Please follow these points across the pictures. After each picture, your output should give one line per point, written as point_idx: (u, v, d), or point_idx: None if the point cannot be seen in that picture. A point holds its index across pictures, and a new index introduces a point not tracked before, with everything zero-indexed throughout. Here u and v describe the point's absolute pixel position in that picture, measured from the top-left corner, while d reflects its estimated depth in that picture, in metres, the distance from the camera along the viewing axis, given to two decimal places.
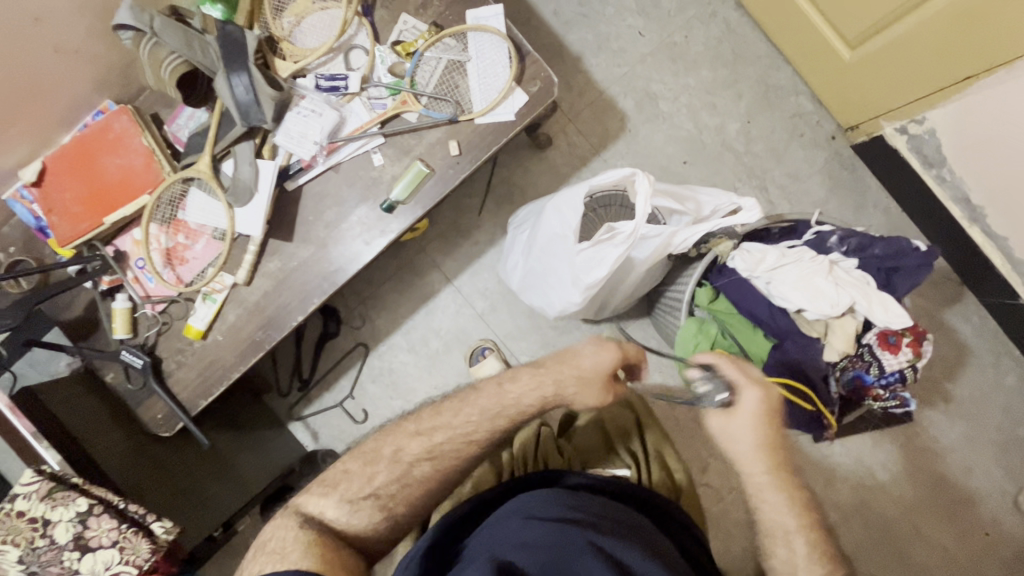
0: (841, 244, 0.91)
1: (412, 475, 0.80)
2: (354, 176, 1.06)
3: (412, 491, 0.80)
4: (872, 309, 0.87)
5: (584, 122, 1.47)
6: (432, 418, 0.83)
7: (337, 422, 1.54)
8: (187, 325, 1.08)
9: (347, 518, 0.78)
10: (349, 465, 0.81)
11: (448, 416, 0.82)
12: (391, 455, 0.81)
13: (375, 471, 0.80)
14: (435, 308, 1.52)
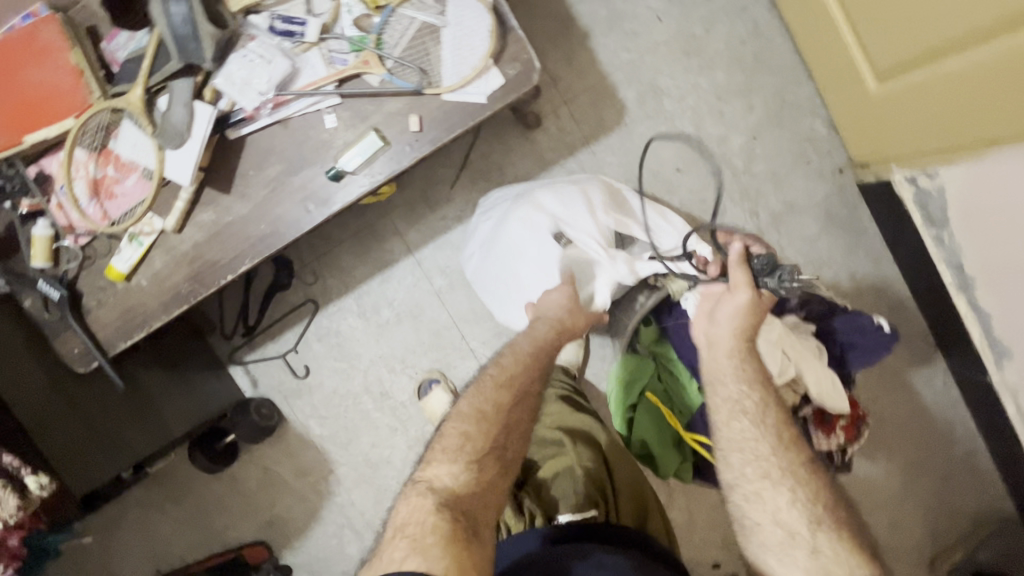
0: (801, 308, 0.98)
1: (513, 420, 0.86)
2: (302, 135, 0.97)
3: (507, 442, 0.84)
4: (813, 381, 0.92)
5: (578, 106, 1.35)
6: (507, 371, 0.90)
7: (278, 373, 1.51)
8: (108, 266, 1.02)
9: (462, 480, 0.79)
10: (463, 429, 0.84)
11: (523, 369, 0.91)
12: (493, 410, 0.86)
13: (487, 427, 0.84)
14: (392, 277, 1.46)
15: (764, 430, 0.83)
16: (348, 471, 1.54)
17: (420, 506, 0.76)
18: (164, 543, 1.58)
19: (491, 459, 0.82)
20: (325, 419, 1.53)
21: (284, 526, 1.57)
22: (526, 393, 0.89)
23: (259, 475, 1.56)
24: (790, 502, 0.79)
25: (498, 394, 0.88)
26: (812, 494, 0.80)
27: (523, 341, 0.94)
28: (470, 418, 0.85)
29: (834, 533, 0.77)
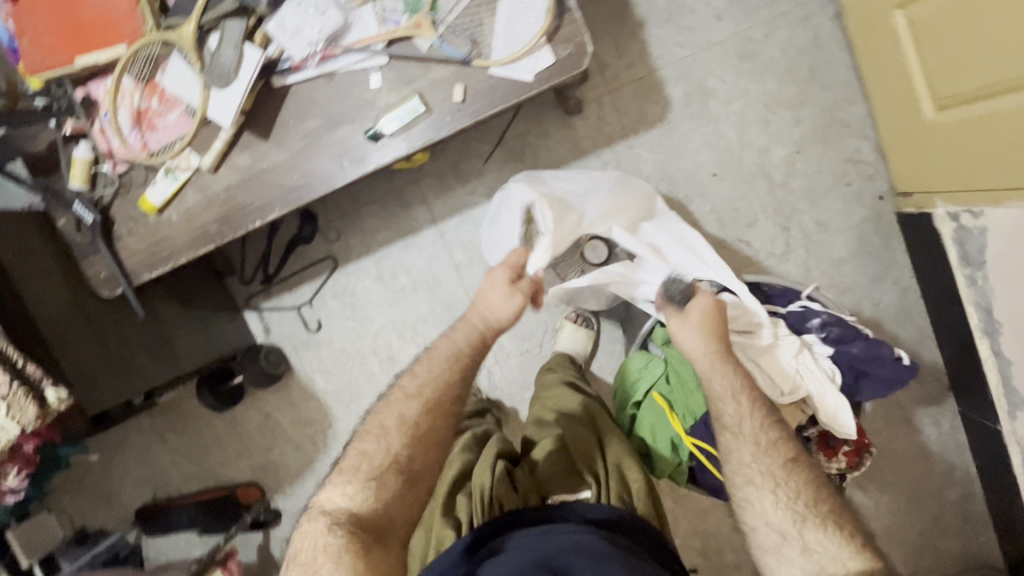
0: (820, 329, 0.96)
1: (418, 430, 0.86)
2: (346, 91, 0.97)
3: (411, 454, 0.85)
4: (824, 403, 0.92)
5: (621, 98, 1.33)
6: (414, 378, 0.90)
7: (291, 324, 1.54)
8: (141, 197, 1.04)
9: (361, 501, 0.82)
10: (365, 447, 0.85)
11: (428, 372, 0.90)
12: (396, 422, 0.86)
13: (390, 440, 0.85)
14: (413, 245, 1.47)
15: (741, 439, 0.84)
16: (347, 428, 1.57)
17: (313, 530, 0.80)
18: (163, 471, 1.65)
19: (392, 474, 0.83)
20: (330, 374, 1.55)
21: (279, 471, 1.62)
22: (441, 402, 0.89)
23: (260, 419, 1.60)
24: (772, 503, 0.81)
25: (406, 405, 0.88)
26: (794, 492, 0.81)
27: (440, 346, 0.93)
28: (370, 435, 0.86)
29: (825, 528, 0.78)
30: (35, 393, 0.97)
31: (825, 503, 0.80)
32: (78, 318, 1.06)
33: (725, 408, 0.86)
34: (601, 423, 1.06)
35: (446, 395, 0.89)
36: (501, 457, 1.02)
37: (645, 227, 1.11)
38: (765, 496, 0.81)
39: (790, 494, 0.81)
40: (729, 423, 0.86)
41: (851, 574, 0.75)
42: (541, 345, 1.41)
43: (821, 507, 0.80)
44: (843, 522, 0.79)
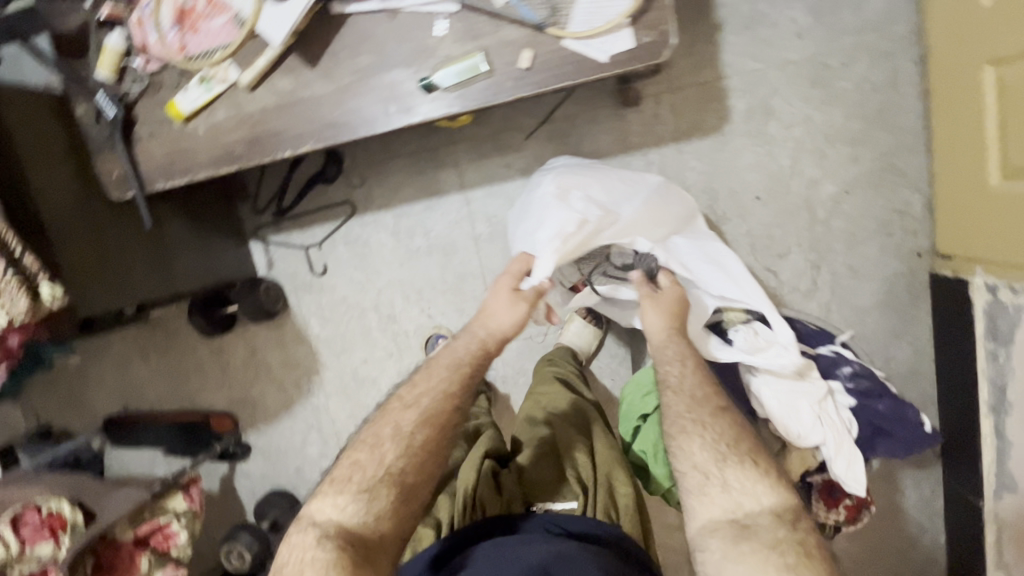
0: (849, 378, 0.95)
1: (414, 443, 0.86)
2: (407, 32, 0.91)
3: (406, 465, 0.85)
4: (837, 456, 0.90)
5: (681, 100, 1.27)
6: (412, 390, 0.91)
7: (296, 262, 1.49)
8: (171, 101, 0.97)
9: (355, 514, 0.82)
10: (359, 457, 0.86)
11: (423, 383, 0.91)
12: (392, 432, 0.87)
13: (384, 452, 0.86)
14: (437, 207, 1.42)
15: (678, 395, 0.86)
16: (334, 378, 1.55)
17: (304, 541, 0.80)
18: (139, 386, 1.62)
19: (385, 487, 0.83)
20: (326, 321, 1.51)
21: (256, 408, 1.60)
22: (438, 414, 0.89)
23: (247, 352, 1.57)
24: (699, 445, 0.81)
25: (402, 415, 0.88)
26: (719, 434, 0.81)
27: (441, 356, 0.93)
28: (364, 446, 0.87)
29: (744, 466, 0.79)
30: (28, 284, 0.91)
31: (754, 448, 0.81)
32: (84, 219, 1.01)
33: (670, 373, 0.88)
34: (594, 427, 1.04)
35: (443, 406, 0.89)
36: (488, 457, 1.00)
37: (678, 241, 1.02)
38: (694, 437, 0.81)
39: (719, 438, 0.81)
40: (673, 384, 0.87)
41: (764, 509, 0.76)
42: (545, 335, 1.38)
43: (742, 448, 0.80)
44: (765, 465, 0.79)
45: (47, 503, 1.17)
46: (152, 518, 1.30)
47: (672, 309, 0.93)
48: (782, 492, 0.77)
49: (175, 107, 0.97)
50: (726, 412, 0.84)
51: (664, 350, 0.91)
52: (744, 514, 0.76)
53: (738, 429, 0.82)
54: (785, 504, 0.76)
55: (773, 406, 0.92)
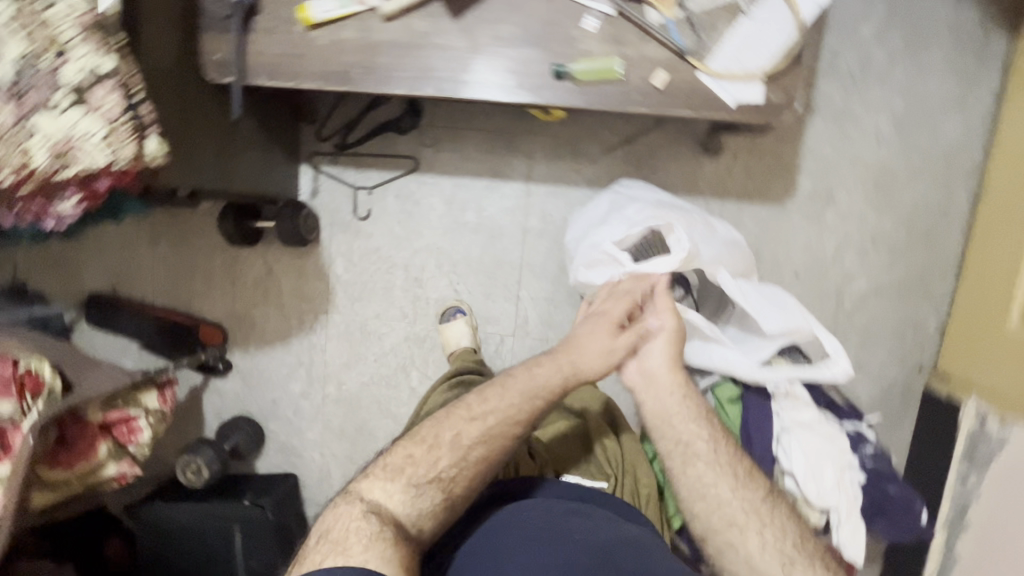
0: (868, 456, 1.02)
1: (468, 456, 0.92)
2: (555, 17, 0.93)
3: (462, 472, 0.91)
4: (842, 522, 0.97)
5: (755, 163, 1.34)
6: (481, 404, 0.96)
7: (341, 200, 1.47)
8: (303, 5, 0.96)
9: (405, 505, 0.88)
10: (411, 452, 0.92)
11: (493, 401, 0.95)
12: (450, 438, 0.93)
13: (438, 455, 0.91)
14: (497, 190, 1.42)
15: (711, 458, 0.94)
16: (341, 323, 1.53)
17: (349, 514, 0.85)
18: (138, 271, 1.57)
19: (433, 489, 0.89)
20: (352, 266, 1.50)
21: (251, 329, 1.56)
22: (497, 435, 0.94)
23: (261, 272, 1.53)
24: (758, 547, 0.89)
25: (466, 427, 0.94)
26: (781, 533, 0.90)
27: (516, 379, 0.97)
28: (421, 443, 0.93)
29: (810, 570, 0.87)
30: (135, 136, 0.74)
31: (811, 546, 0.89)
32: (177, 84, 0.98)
33: (682, 426, 0.97)
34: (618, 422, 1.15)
35: (505, 431, 0.94)
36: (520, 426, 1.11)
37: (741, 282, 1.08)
38: (755, 534, 0.90)
39: (773, 533, 0.90)
40: (704, 455, 0.95)
41: None
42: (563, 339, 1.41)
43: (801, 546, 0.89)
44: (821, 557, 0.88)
45: (26, 360, 1.09)
46: (123, 408, 1.24)
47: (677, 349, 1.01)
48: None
49: (306, 11, 0.96)
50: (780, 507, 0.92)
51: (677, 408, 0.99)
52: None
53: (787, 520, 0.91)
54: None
55: (799, 463, 0.98)
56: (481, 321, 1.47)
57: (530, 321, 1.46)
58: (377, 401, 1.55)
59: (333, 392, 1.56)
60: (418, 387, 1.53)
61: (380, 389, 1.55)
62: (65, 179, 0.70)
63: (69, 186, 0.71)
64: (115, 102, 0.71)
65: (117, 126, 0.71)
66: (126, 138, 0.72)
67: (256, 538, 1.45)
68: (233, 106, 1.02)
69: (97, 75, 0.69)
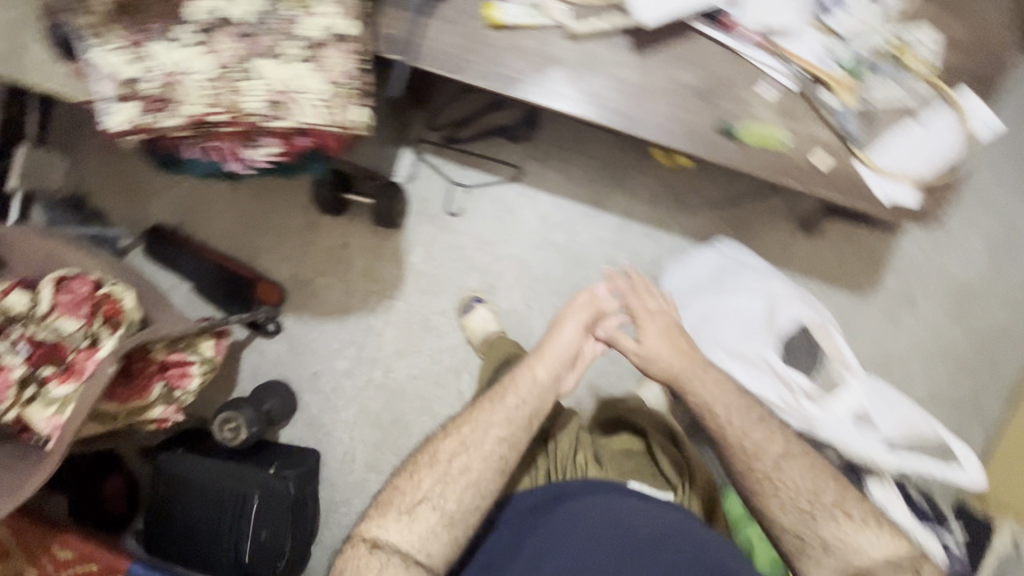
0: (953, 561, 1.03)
1: (450, 468, 0.91)
2: (736, 78, 0.94)
3: (461, 492, 0.90)
4: None
5: (848, 250, 1.37)
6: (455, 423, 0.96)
7: (436, 191, 1.45)
8: (490, 3, 0.95)
9: (405, 534, 0.87)
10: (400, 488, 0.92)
11: (468, 418, 0.96)
12: (431, 461, 0.93)
13: (420, 476, 0.92)
14: (594, 218, 1.43)
15: None
16: (404, 311, 1.50)
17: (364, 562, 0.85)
18: (208, 213, 1.53)
19: (425, 508, 0.89)
20: (430, 257, 1.48)
21: (310, 296, 1.53)
22: (474, 441, 0.93)
23: (336, 243, 1.51)
24: (779, 507, 0.90)
25: (444, 443, 0.94)
26: (797, 490, 0.90)
27: (487, 401, 0.97)
28: (407, 476, 0.93)
29: (834, 522, 0.88)
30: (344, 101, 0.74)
31: (854, 503, 0.89)
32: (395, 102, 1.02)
33: (704, 389, 0.98)
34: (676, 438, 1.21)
35: (483, 438, 0.93)
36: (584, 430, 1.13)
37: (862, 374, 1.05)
38: (785, 496, 0.90)
39: (801, 488, 0.90)
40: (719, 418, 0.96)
41: None
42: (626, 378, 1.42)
43: (822, 499, 0.90)
44: (859, 513, 0.88)
45: (111, 284, 1.07)
46: (183, 350, 1.21)
47: (671, 331, 1.04)
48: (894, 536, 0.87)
49: (495, 10, 0.95)
50: (800, 457, 0.92)
51: (688, 380, 1.00)
52: (850, 558, 0.86)
53: (816, 478, 0.91)
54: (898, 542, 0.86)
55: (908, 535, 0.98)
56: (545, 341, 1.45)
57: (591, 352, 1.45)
58: (421, 397, 1.52)
59: (377, 376, 1.53)
60: (465, 393, 1.50)
61: (427, 385, 1.52)
62: (276, 128, 0.71)
63: (271, 134, 0.73)
64: (345, 64, 0.74)
65: (343, 89, 0.73)
66: (347, 101, 0.72)
67: (271, 508, 1.38)
68: (391, 87, 1.00)
69: (333, 35, 0.73)
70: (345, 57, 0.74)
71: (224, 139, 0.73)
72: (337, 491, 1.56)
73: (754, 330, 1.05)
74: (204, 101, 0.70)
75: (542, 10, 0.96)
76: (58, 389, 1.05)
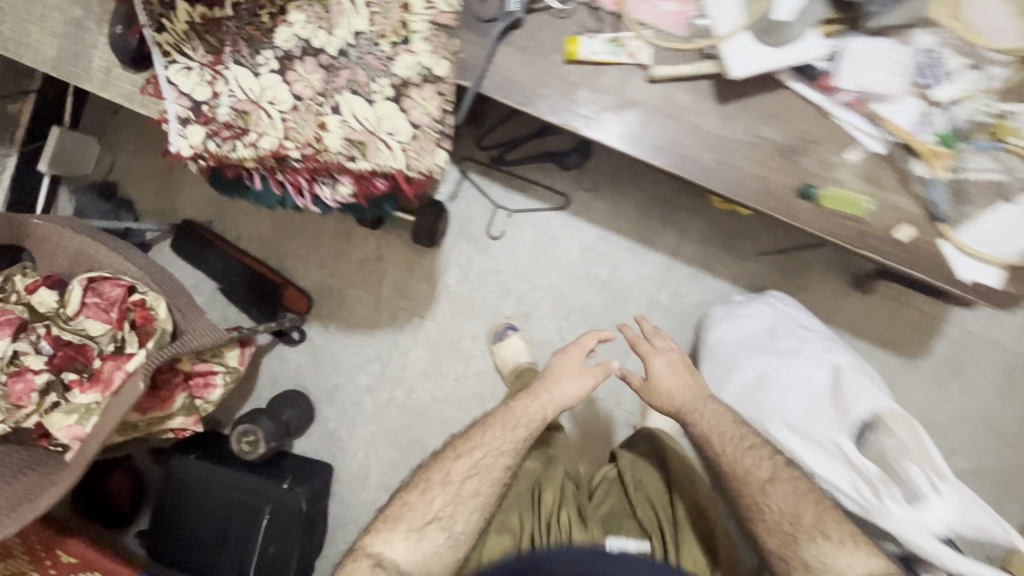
0: None
1: (463, 490, 0.94)
2: (823, 137, 0.89)
3: (469, 510, 0.93)
4: None
5: (900, 313, 1.32)
6: (468, 442, 0.98)
7: (478, 212, 1.41)
8: (573, 37, 0.90)
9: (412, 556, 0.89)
10: (413, 506, 0.93)
11: (477, 436, 0.98)
12: (443, 480, 0.94)
13: (433, 496, 0.93)
14: (638, 255, 1.38)
15: None
16: (433, 331, 1.46)
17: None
18: (239, 212, 1.49)
19: (433, 528, 0.91)
20: (465, 279, 1.44)
21: (336, 307, 1.48)
22: (489, 466, 0.96)
23: (369, 255, 1.47)
24: (764, 529, 0.89)
25: (455, 464, 0.96)
26: (779, 511, 0.89)
27: (494, 418, 1.00)
28: (416, 490, 0.95)
29: (816, 542, 0.86)
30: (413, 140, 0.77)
31: (836, 524, 0.87)
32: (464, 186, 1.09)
33: (702, 419, 0.97)
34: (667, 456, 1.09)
35: (492, 461, 0.96)
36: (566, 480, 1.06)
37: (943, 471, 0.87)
38: (766, 518, 0.89)
39: (781, 509, 0.89)
40: (715, 446, 0.95)
41: None
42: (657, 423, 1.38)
43: (805, 521, 0.89)
44: (841, 534, 0.86)
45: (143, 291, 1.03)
46: (209, 362, 1.17)
47: (684, 368, 1.02)
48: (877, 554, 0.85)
49: (578, 44, 0.90)
50: (788, 481, 0.91)
51: (690, 408, 0.99)
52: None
53: (800, 499, 0.89)
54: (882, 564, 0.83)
55: None
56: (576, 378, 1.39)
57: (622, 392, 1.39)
58: (442, 420, 1.47)
59: (399, 395, 1.49)
60: None
61: (449, 409, 1.47)
62: (359, 170, 0.76)
63: (347, 173, 0.78)
64: (432, 107, 0.78)
65: (424, 132, 0.77)
66: (427, 144, 0.77)
67: (280, 523, 1.31)
68: (457, 114, 0.95)
69: (427, 77, 0.75)
70: (433, 102, 0.77)
71: (294, 171, 0.78)
72: (346, 509, 1.51)
73: (798, 391, 1.00)
74: (286, 130, 0.76)
75: (626, 47, 0.90)
76: (79, 396, 0.99)
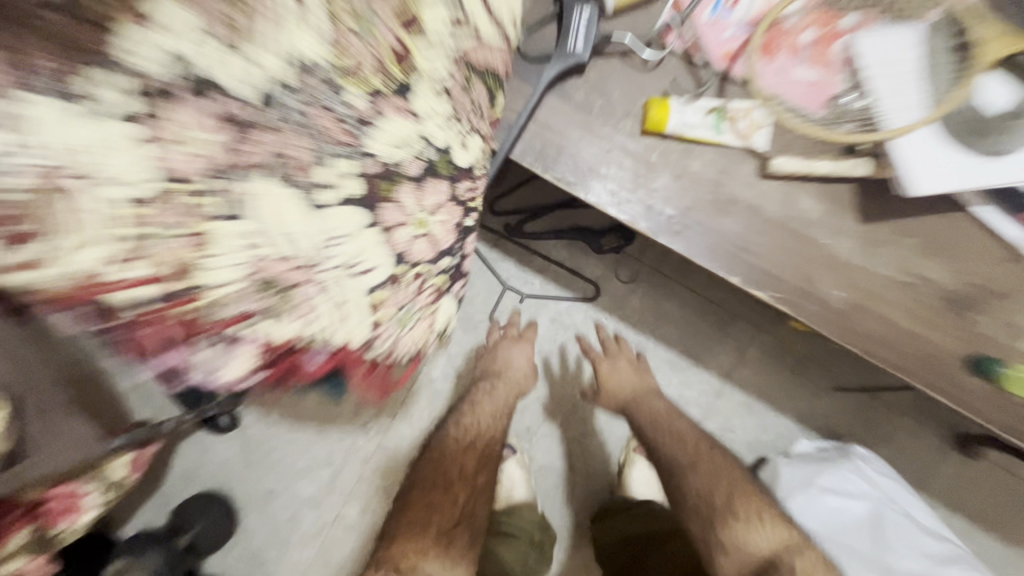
0: None
1: (480, 484, 0.80)
2: (1013, 291, 0.59)
3: (480, 502, 0.79)
4: None
5: (1010, 492, 1.02)
6: (470, 411, 0.88)
7: (481, 293, 1.10)
8: (659, 100, 0.61)
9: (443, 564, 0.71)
10: (427, 501, 0.76)
11: (472, 412, 0.88)
12: (461, 472, 0.79)
13: (457, 492, 0.77)
14: (680, 371, 1.07)
15: None
16: (406, 431, 1.13)
17: None
18: None
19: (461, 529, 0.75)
20: (454, 374, 1.12)
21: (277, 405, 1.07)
22: (491, 453, 0.84)
23: None
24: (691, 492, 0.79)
25: (460, 457, 0.81)
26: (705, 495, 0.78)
27: (492, 399, 0.90)
28: (438, 485, 0.77)
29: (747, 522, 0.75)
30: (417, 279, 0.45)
31: (747, 502, 0.78)
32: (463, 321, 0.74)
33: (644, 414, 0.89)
34: None
35: (496, 440, 0.86)
36: None
37: None
38: (682, 500, 0.80)
39: (695, 491, 0.79)
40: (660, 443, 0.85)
41: None
42: None
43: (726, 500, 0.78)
44: (748, 510, 0.77)
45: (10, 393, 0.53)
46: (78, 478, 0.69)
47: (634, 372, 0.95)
48: (780, 526, 0.76)
49: (666, 112, 0.61)
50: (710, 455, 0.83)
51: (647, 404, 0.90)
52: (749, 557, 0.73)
53: (718, 481, 0.80)
54: (786, 536, 0.74)
55: None
56: (560, 432, 1.09)
57: (617, 428, 1.09)
58: None
59: (348, 515, 1.14)
60: None
61: None
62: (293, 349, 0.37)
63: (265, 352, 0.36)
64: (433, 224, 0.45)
65: (419, 272, 0.44)
66: (426, 292, 0.46)
67: None
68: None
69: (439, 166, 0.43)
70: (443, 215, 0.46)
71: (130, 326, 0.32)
72: None
73: None
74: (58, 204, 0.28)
75: (735, 125, 0.61)
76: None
